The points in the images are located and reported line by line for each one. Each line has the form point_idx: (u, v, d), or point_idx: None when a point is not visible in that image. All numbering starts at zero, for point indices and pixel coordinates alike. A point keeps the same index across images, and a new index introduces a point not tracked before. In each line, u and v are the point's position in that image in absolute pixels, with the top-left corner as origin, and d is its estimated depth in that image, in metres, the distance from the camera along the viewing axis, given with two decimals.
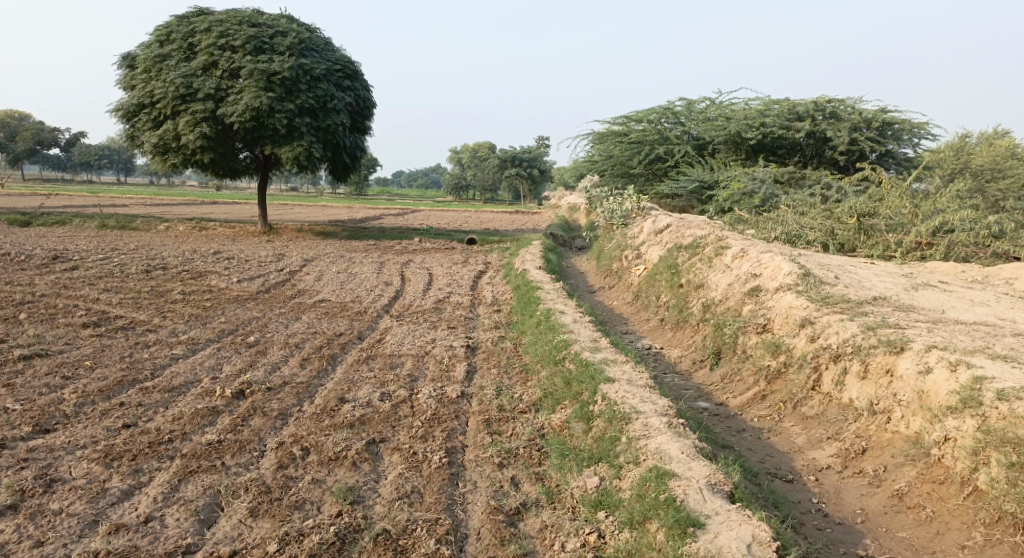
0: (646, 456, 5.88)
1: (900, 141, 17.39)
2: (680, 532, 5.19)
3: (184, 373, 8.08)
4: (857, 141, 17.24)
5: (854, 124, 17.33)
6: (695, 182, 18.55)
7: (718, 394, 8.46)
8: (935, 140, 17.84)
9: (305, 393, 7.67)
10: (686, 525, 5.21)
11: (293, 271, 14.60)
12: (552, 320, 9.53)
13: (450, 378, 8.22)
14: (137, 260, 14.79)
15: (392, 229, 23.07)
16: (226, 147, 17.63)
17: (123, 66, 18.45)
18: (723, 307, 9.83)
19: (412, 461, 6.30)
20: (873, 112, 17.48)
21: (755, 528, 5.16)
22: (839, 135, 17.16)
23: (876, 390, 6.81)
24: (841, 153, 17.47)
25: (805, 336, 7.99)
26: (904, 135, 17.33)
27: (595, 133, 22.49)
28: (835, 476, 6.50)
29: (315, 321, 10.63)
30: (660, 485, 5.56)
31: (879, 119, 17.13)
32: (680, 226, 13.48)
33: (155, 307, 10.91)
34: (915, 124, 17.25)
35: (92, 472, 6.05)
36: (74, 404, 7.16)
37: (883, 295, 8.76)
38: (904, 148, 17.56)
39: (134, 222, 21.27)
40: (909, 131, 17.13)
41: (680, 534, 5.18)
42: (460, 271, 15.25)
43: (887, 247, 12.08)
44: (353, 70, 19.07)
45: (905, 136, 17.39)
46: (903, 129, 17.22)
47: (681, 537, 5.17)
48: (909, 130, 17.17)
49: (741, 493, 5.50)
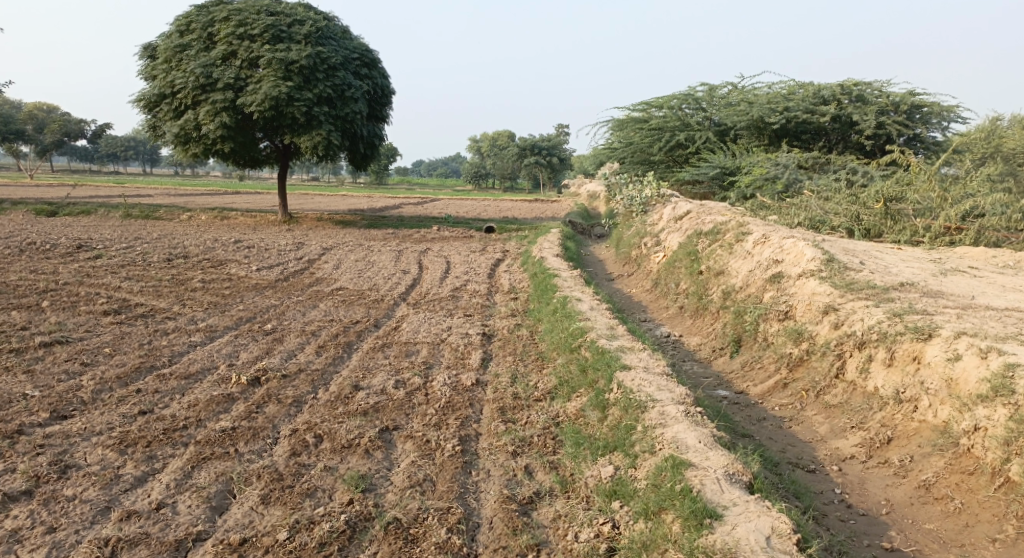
0: (663, 445, 5.75)
1: (928, 124, 17.03)
2: (697, 524, 5.05)
3: (201, 360, 8.05)
4: (884, 125, 16.91)
5: (881, 107, 16.99)
6: (716, 169, 18.29)
7: (739, 382, 8.31)
8: (964, 123, 17.45)
9: (320, 380, 7.62)
10: (704, 516, 5.07)
11: (312, 259, 14.59)
12: (570, 307, 9.41)
13: (465, 366, 8.14)
14: (158, 249, 14.85)
15: (411, 218, 23.02)
16: (246, 136, 17.63)
17: (144, 56, 18.50)
18: (744, 294, 9.66)
19: (426, 448, 6.22)
20: (901, 95, 17.10)
21: (776, 520, 5.01)
22: (865, 119, 16.88)
23: (902, 378, 6.62)
24: (867, 137, 17.21)
25: (828, 323, 7.81)
26: (932, 119, 16.97)
27: (616, 120, 22.27)
28: (860, 466, 6.34)
29: (333, 308, 10.59)
30: (677, 474, 5.42)
31: (907, 103, 16.75)
32: (701, 212, 13.28)
33: (175, 295, 10.92)
34: (944, 108, 16.89)
35: (106, 458, 6.03)
36: (92, 390, 7.16)
37: (909, 281, 8.55)
38: (932, 132, 17.20)
39: (157, 212, 21.38)
40: (939, 114, 16.77)
41: (697, 526, 5.04)
42: (478, 259, 15.16)
43: (915, 232, 11.85)
44: (371, 58, 18.99)
45: (934, 119, 17.03)
46: (931, 113, 16.85)
47: (698, 529, 5.03)
48: (937, 114, 16.81)
49: (761, 483, 5.36)
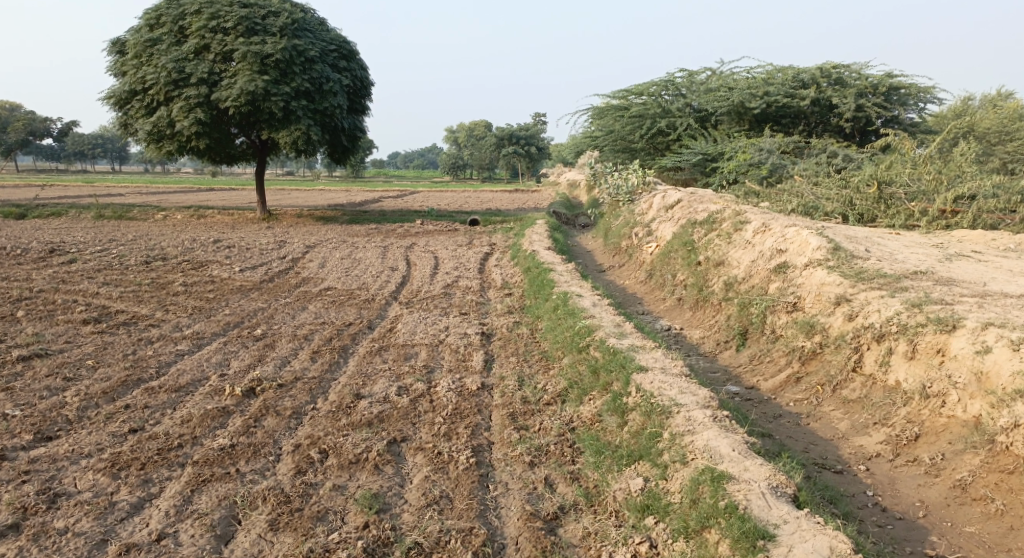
0: (695, 455, 5.51)
1: (905, 106, 16.90)
2: (750, 546, 4.81)
3: (190, 371, 7.68)
4: (863, 108, 16.74)
5: (859, 90, 16.84)
6: (699, 155, 18.02)
7: (749, 376, 8.07)
8: (940, 103, 17.37)
9: (318, 389, 7.27)
10: (756, 538, 4.83)
11: (296, 258, 14.18)
12: (571, 304, 9.08)
13: (468, 369, 7.83)
14: (135, 251, 14.37)
15: (392, 212, 22.59)
16: (222, 132, 17.14)
17: (113, 52, 17.90)
18: (747, 285, 9.42)
19: (439, 462, 5.94)
20: (879, 77, 16.94)
21: (831, 539, 4.78)
22: (844, 102, 16.71)
23: (927, 372, 6.43)
24: (847, 120, 17.04)
25: (841, 314, 7.58)
26: (909, 101, 16.87)
27: (595, 108, 21.97)
28: (887, 464, 6.16)
29: (323, 310, 10.22)
30: (717, 489, 5.17)
31: (886, 85, 16.59)
32: (692, 201, 13.04)
33: (157, 301, 10.49)
34: (921, 89, 16.77)
35: (98, 484, 5.68)
36: (77, 408, 6.77)
37: (919, 269, 8.34)
38: (910, 114, 17.10)
39: (131, 211, 20.80)
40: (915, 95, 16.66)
41: (750, 548, 4.79)
42: (467, 254, 14.80)
43: (910, 216, 11.73)
44: (349, 50, 18.56)
45: (911, 101, 16.91)
46: (909, 94, 16.72)
47: (751, 551, 4.78)
48: (915, 95, 16.69)
49: (806, 496, 5.14)
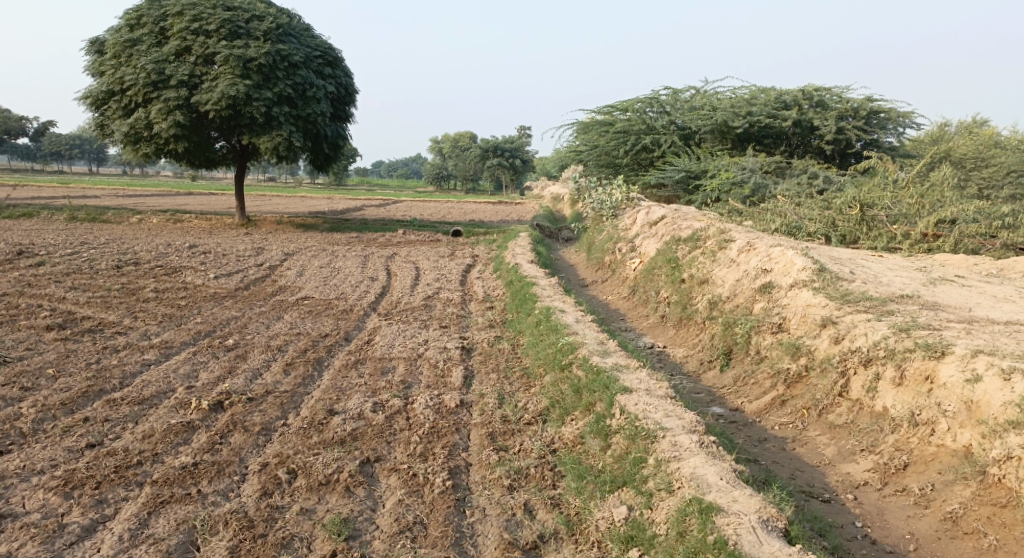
0: (682, 483, 5.34)
1: (885, 130, 16.88)
2: None
3: (157, 382, 7.39)
4: (843, 130, 16.72)
5: (840, 112, 16.83)
6: (681, 172, 17.91)
7: (732, 398, 7.91)
8: (919, 127, 17.41)
9: (289, 404, 7.01)
10: None
11: (273, 266, 13.89)
12: (553, 320, 8.87)
13: (447, 385, 7.60)
14: (107, 254, 14.01)
15: (374, 221, 22.32)
16: (201, 136, 16.82)
17: (91, 51, 17.57)
18: (732, 304, 9.28)
19: (413, 485, 5.76)
20: (860, 101, 16.96)
21: None
22: (826, 124, 16.70)
23: (916, 399, 6.31)
24: (828, 142, 17.01)
25: (827, 337, 7.45)
26: (889, 124, 16.84)
27: (579, 122, 21.88)
28: (875, 493, 6.03)
29: (298, 320, 9.96)
30: (705, 522, 5.00)
31: (867, 108, 16.60)
32: (675, 218, 12.90)
33: (126, 307, 10.17)
34: (901, 113, 16.78)
35: (48, 504, 5.49)
36: (34, 420, 6.49)
37: (905, 292, 8.23)
38: (889, 138, 17.09)
39: (106, 214, 20.37)
40: (896, 120, 16.63)
41: None
42: (448, 265, 14.56)
43: (892, 239, 11.52)
44: (334, 57, 18.33)
45: (891, 125, 16.90)
46: (889, 118, 16.68)
47: None
48: (895, 119, 16.68)
49: (796, 530, 4.98)
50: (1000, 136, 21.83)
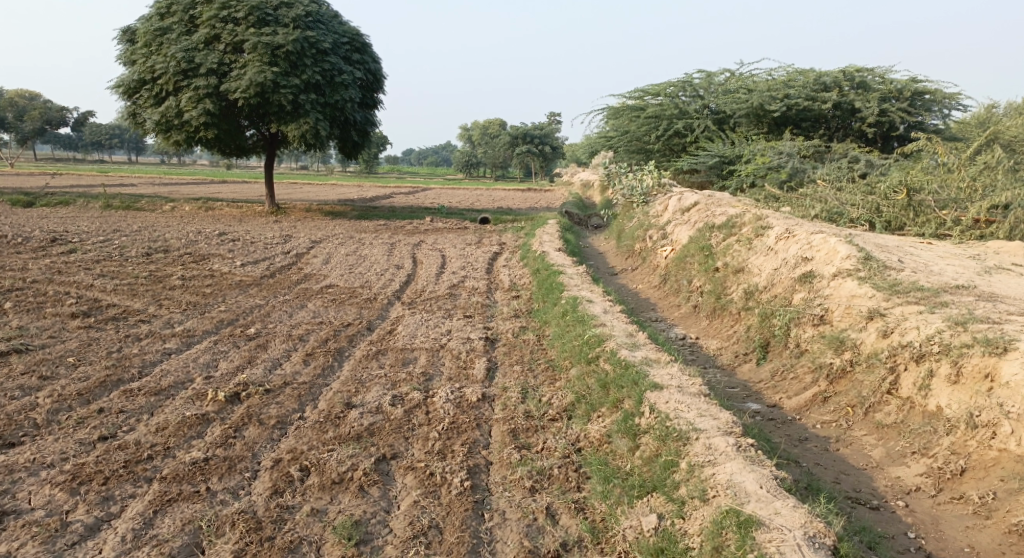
0: (717, 491, 4.95)
1: (930, 112, 16.16)
2: None
3: (174, 372, 7.13)
4: (886, 113, 16.01)
5: (883, 94, 16.12)
6: (715, 157, 17.34)
7: (770, 393, 7.47)
8: (965, 110, 16.65)
9: (307, 396, 6.71)
10: None
11: (300, 254, 13.66)
12: (581, 310, 8.47)
13: (469, 377, 7.26)
14: (138, 242, 13.89)
15: (402, 208, 22.05)
16: (231, 124, 16.63)
17: (123, 40, 17.45)
18: (769, 294, 8.80)
19: (430, 485, 5.46)
20: (905, 82, 16.22)
21: None
22: (867, 106, 16.01)
23: (974, 400, 5.87)
24: (869, 125, 16.33)
25: (874, 330, 6.97)
26: (934, 106, 16.10)
27: (610, 108, 21.34)
28: (929, 501, 5.62)
29: (322, 309, 9.68)
30: (744, 536, 4.64)
31: (911, 89, 15.89)
32: (709, 204, 12.42)
33: (151, 295, 9.97)
34: (947, 95, 16.02)
35: (53, 501, 5.26)
36: (47, 411, 6.27)
37: (957, 282, 7.71)
38: (934, 120, 16.35)
39: (139, 202, 20.32)
40: (941, 101, 15.89)
41: None
42: (475, 253, 14.22)
43: (941, 225, 10.97)
44: (362, 42, 17.98)
45: (936, 107, 16.16)
46: (934, 100, 15.95)
47: None
48: (940, 101, 15.94)
49: (847, 547, 4.58)
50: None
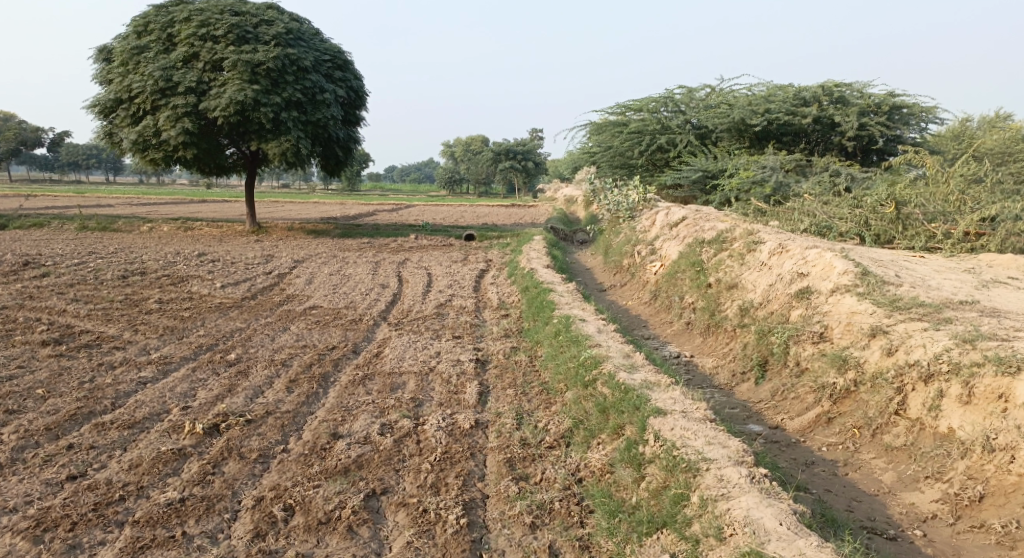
0: (734, 529, 4.71)
1: (908, 125, 16.09)
2: None
3: (149, 402, 6.76)
4: (865, 126, 15.93)
5: (861, 108, 16.03)
6: (698, 172, 17.18)
7: (772, 414, 7.22)
8: (943, 123, 16.63)
9: (291, 426, 6.38)
10: None
11: (282, 274, 13.31)
12: (574, 330, 8.19)
13: (460, 402, 6.96)
14: (114, 264, 13.49)
15: (385, 226, 21.73)
16: (211, 143, 16.28)
17: (99, 59, 17.08)
18: (766, 311, 8.57)
19: (423, 524, 5.20)
20: (882, 96, 16.17)
21: None
22: (847, 121, 15.91)
23: (987, 422, 5.68)
24: (849, 139, 16.25)
25: (878, 348, 6.75)
26: (912, 120, 16.04)
27: (593, 123, 21.20)
28: (947, 529, 5.43)
29: (305, 332, 9.34)
30: None
31: (889, 103, 15.82)
32: (698, 219, 12.21)
33: (126, 320, 9.58)
34: (924, 108, 15.98)
35: (16, 551, 4.93)
36: (12, 449, 5.90)
37: (958, 297, 7.53)
38: (912, 134, 16.30)
39: (116, 222, 19.86)
40: (919, 115, 15.83)
41: None
42: (461, 271, 13.93)
43: (931, 238, 10.77)
44: (344, 60, 17.74)
45: (914, 120, 16.11)
46: (912, 113, 15.90)
47: None
48: (918, 115, 15.89)
49: None
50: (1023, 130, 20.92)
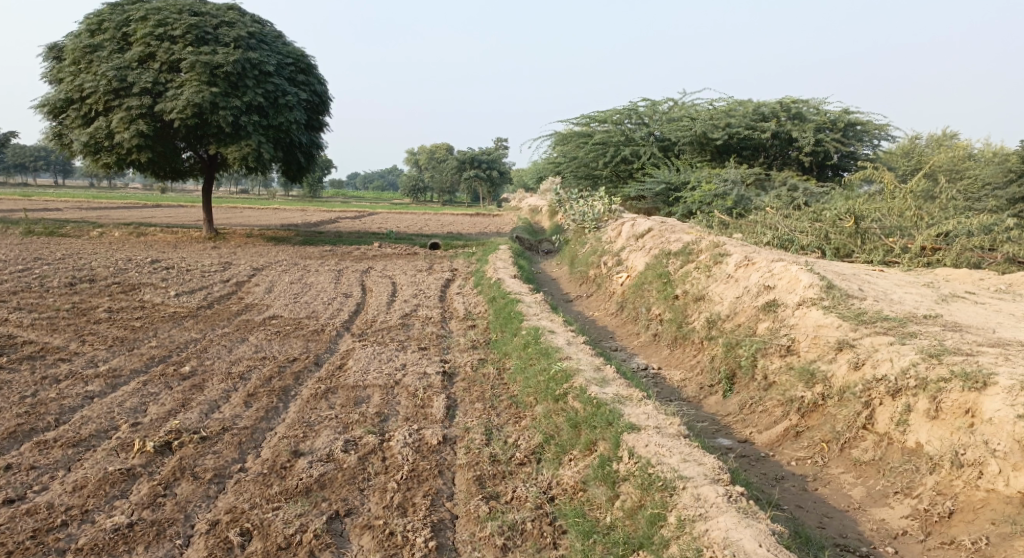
0: (713, 552, 4.66)
1: (862, 142, 16.37)
2: None
3: (97, 418, 6.49)
4: (821, 142, 16.16)
5: (817, 124, 16.28)
6: (661, 184, 17.25)
7: (740, 428, 7.21)
8: (895, 140, 16.96)
9: (249, 443, 6.16)
10: None
11: (240, 282, 13.01)
12: (543, 342, 8.09)
13: (427, 417, 6.80)
14: (62, 271, 13.04)
15: (349, 233, 21.45)
16: (166, 146, 15.87)
17: (49, 58, 16.57)
18: (733, 324, 8.56)
19: (390, 547, 5.06)
20: (838, 113, 16.44)
21: None
22: (803, 136, 16.14)
23: (955, 438, 5.72)
24: (806, 154, 16.46)
25: (845, 362, 6.75)
26: (866, 136, 16.35)
27: (556, 134, 21.21)
28: (918, 546, 5.46)
29: (264, 342, 9.09)
30: None
31: (845, 120, 16.09)
32: (663, 230, 12.22)
33: (73, 330, 9.24)
34: (877, 125, 16.30)
35: None
36: None
37: (922, 311, 7.60)
38: (865, 150, 16.60)
39: (64, 227, 19.26)
40: (873, 132, 16.12)
41: None
42: (426, 280, 13.76)
43: (889, 252, 10.85)
44: (307, 64, 17.46)
45: (867, 137, 16.41)
46: (866, 130, 16.21)
47: None
48: (872, 132, 16.19)
49: None
50: (972, 149, 21.41)
